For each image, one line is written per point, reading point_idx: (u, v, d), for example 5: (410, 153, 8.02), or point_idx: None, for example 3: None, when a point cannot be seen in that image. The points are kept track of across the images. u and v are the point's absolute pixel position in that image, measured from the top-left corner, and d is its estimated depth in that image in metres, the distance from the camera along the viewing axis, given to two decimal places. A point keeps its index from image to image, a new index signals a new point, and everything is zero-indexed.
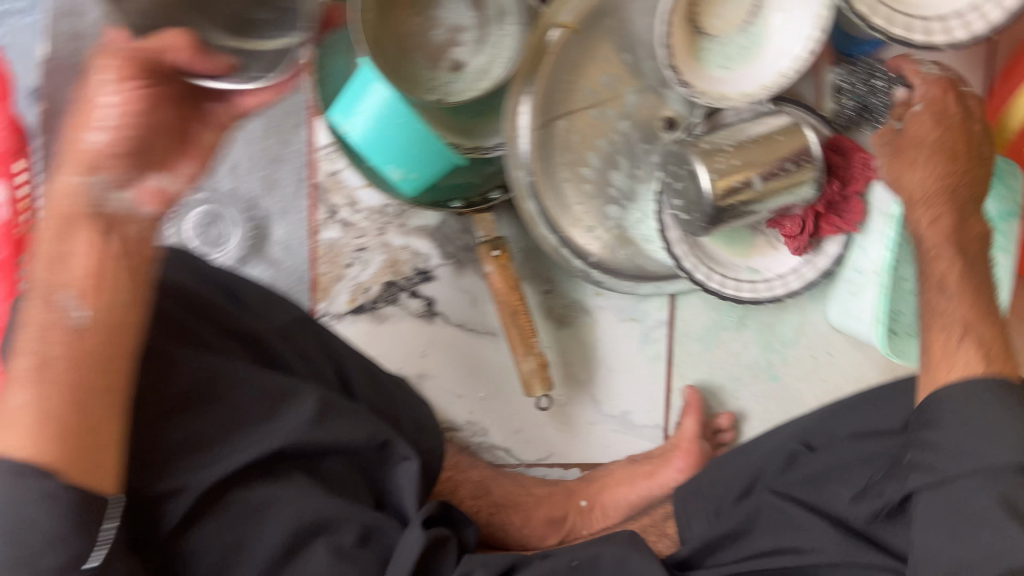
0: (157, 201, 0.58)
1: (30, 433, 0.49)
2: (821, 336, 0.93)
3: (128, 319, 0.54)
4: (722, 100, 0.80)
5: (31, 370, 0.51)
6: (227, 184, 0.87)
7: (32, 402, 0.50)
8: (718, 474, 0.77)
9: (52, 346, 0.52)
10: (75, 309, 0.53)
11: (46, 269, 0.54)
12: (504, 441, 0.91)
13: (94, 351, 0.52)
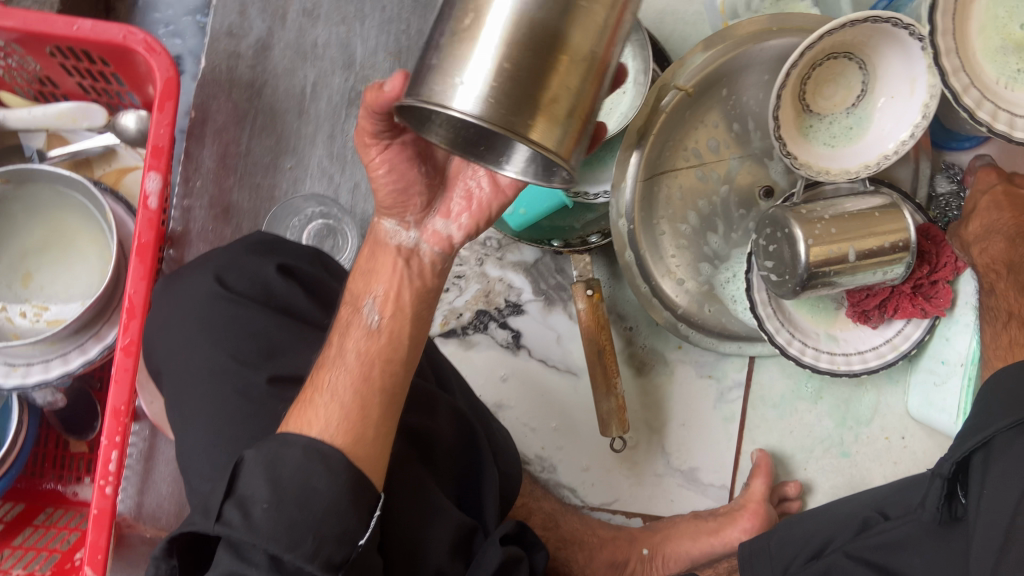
0: (441, 245, 0.69)
1: (337, 419, 0.58)
2: (896, 418, 0.93)
3: (411, 335, 0.66)
4: (824, 174, 0.84)
5: (336, 359, 0.63)
6: (343, 200, 0.90)
7: (337, 396, 0.60)
8: (790, 538, 0.77)
9: (354, 346, 0.63)
10: (374, 316, 0.65)
11: (355, 287, 0.68)
12: (572, 479, 0.93)
13: (386, 358, 0.63)
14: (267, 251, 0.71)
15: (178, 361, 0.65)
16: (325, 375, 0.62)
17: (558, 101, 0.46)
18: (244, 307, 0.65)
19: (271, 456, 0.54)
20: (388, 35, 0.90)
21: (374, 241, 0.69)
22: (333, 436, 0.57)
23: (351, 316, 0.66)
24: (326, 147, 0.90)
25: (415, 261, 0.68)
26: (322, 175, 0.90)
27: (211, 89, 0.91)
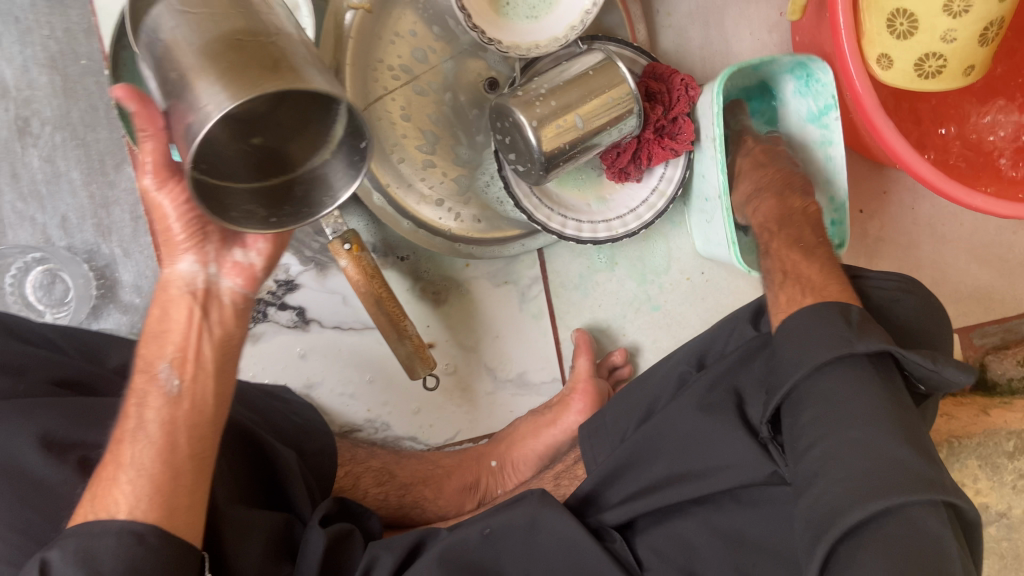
0: (242, 278, 0.57)
1: (145, 493, 0.49)
2: (690, 258, 0.95)
3: (217, 393, 0.55)
4: (535, 49, 0.81)
5: (133, 431, 0.51)
6: (57, 238, 0.82)
7: (143, 469, 0.50)
8: (621, 407, 0.74)
9: (155, 415, 0.52)
10: (173, 379, 0.53)
11: (143, 348, 0.55)
12: (408, 429, 0.91)
13: (191, 422, 0.53)
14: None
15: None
16: (123, 450, 0.51)
17: (278, 61, 0.44)
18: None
19: (81, 550, 0.45)
20: (33, 46, 0.80)
21: (158, 290, 0.56)
22: (139, 517, 0.48)
23: (144, 383, 0.53)
24: (13, 190, 0.81)
25: (212, 302, 0.56)
26: (21, 220, 0.81)
27: None
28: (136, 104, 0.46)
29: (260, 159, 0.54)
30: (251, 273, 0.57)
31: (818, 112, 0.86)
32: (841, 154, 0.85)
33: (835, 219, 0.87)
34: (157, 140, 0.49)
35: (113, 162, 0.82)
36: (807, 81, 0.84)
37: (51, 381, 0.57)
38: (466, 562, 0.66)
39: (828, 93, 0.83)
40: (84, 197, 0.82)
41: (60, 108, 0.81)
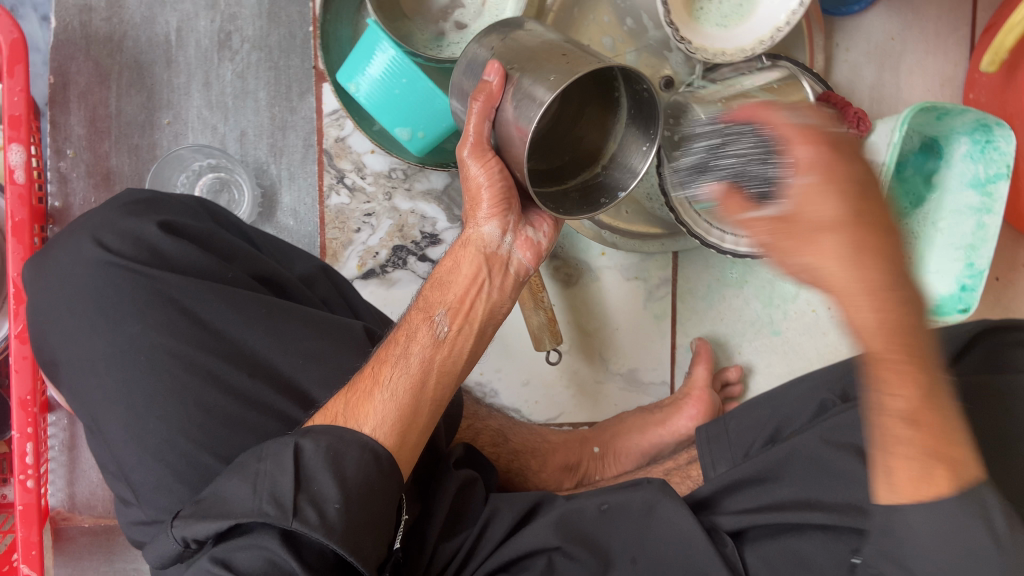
0: (531, 253, 0.61)
1: (392, 417, 0.54)
2: (819, 291, 0.95)
3: (472, 351, 0.61)
4: (721, 56, 0.82)
5: (398, 359, 0.57)
6: (233, 150, 0.86)
7: (396, 396, 0.55)
8: (745, 421, 0.73)
9: (419, 350, 0.58)
10: (442, 327, 0.59)
11: (426, 291, 0.61)
12: (514, 401, 0.92)
13: (440, 367, 0.58)
14: (149, 210, 0.60)
15: (77, 349, 0.56)
16: (383, 370, 0.56)
17: (582, 56, 0.51)
18: (140, 276, 0.57)
19: (332, 452, 0.50)
20: None
21: (457, 243, 0.61)
22: (379, 436, 0.53)
23: (419, 320, 0.59)
24: (203, 96, 0.85)
25: (501, 267, 0.61)
26: (204, 126, 0.85)
27: (66, 49, 0.83)
28: (501, 83, 0.53)
29: (550, 170, 0.61)
30: (539, 250, 0.62)
31: (985, 179, 0.85)
32: (997, 223, 0.84)
33: (965, 284, 0.86)
34: (488, 118, 0.55)
35: (297, 89, 0.86)
36: (982, 148, 0.84)
37: (254, 274, 0.62)
38: (580, 535, 0.63)
39: (1004, 161, 0.83)
40: (265, 117, 0.86)
41: (262, 30, 0.85)
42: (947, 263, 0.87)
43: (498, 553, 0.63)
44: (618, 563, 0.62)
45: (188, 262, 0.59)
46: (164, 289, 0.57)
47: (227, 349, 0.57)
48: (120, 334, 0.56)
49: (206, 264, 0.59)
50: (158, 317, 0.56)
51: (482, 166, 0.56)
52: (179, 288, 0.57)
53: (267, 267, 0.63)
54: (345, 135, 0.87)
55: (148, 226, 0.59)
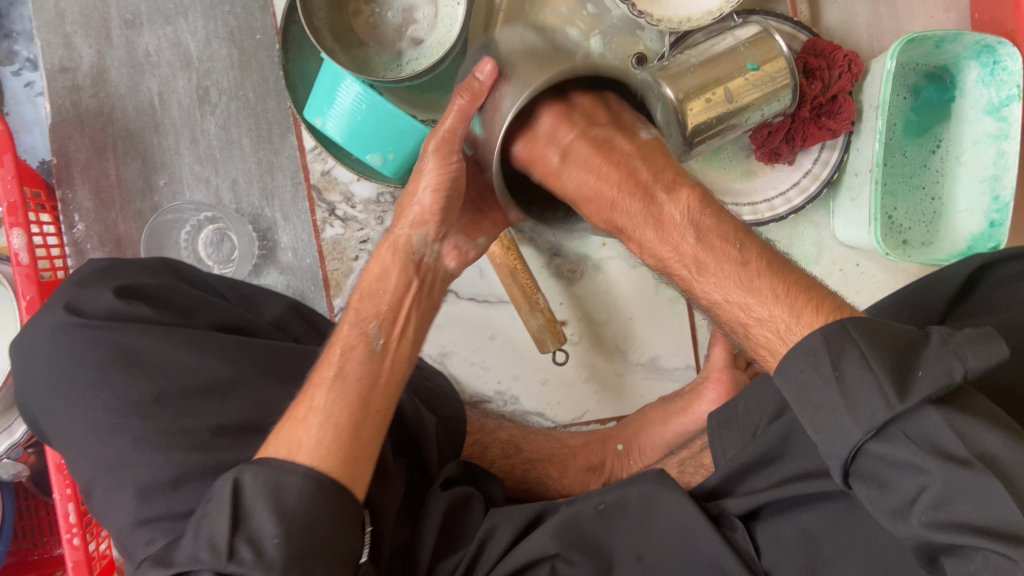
0: (458, 259, 0.65)
1: (329, 441, 0.52)
2: (844, 249, 0.89)
3: (411, 358, 0.59)
4: (686, 22, 0.79)
5: (333, 378, 0.55)
6: (227, 200, 0.89)
7: (332, 416, 0.53)
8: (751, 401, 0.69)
9: (356, 367, 0.56)
10: (377, 337, 0.58)
11: (355, 303, 0.60)
12: (536, 406, 0.91)
13: (387, 382, 0.57)
14: (109, 277, 0.61)
15: (57, 425, 0.57)
16: (320, 391, 0.55)
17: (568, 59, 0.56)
18: (100, 335, 0.57)
19: (270, 486, 0.49)
20: (216, 21, 0.88)
21: (382, 244, 0.62)
22: (320, 465, 0.51)
23: (355, 337, 0.57)
24: (192, 152, 0.88)
25: (429, 274, 0.62)
26: (198, 181, 0.89)
27: (64, 130, 0.89)
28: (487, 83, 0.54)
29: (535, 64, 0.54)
30: (463, 257, 0.65)
31: (998, 104, 0.79)
32: (1017, 147, 0.78)
33: (994, 220, 0.80)
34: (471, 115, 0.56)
35: (278, 131, 0.89)
36: (991, 70, 0.79)
37: (218, 325, 0.62)
38: (582, 538, 0.65)
39: (1015, 82, 0.78)
40: (252, 162, 0.89)
41: (238, 80, 0.88)
42: (973, 200, 0.82)
43: (500, 565, 0.65)
44: (624, 564, 0.64)
45: (149, 322, 0.58)
46: (123, 351, 0.57)
47: (194, 397, 0.56)
48: (89, 399, 0.56)
49: (165, 323, 0.59)
50: (119, 376, 0.56)
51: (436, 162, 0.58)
52: (139, 347, 0.57)
53: (230, 317, 0.63)
54: (329, 168, 0.88)
55: (107, 294, 0.59)
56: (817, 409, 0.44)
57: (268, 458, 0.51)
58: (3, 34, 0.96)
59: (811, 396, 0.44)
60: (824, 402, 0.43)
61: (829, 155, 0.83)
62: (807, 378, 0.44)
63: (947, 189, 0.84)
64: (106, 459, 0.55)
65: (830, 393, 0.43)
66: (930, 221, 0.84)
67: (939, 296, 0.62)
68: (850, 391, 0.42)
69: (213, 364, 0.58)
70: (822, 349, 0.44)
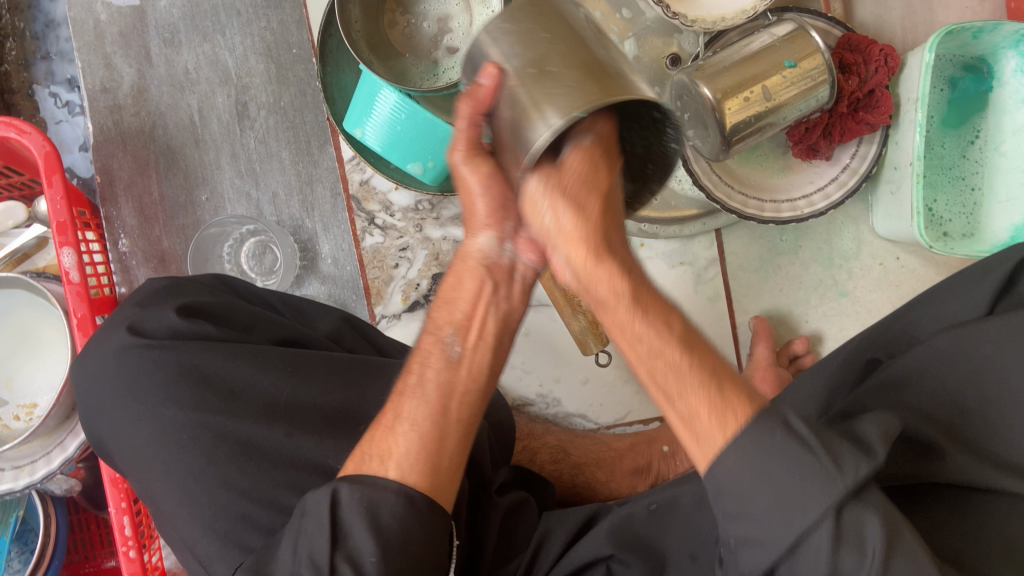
0: (537, 254, 0.58)
1: (415, 450, 0.51)
2: (883, 242, 0.89)
3: (492, 363, 0.57)
4: (720, 22, 0.79)
5: (414, 387, 0.54)
6: (268, 213, 0.90)
7: (417, 425, 0.52)
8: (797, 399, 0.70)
9: (434, 376, 0.54)
10: (453, 344, 0.56)
11: (433, 312, 0.58)
12: (579, 408, 0.91)
13: (465, 390, 0.55)
14: (167, 295, 0.62)
15: (120, 439, 0.58)
16: (404, 401, 0.54)
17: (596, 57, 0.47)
18: (158, 353, 0.58)
19: (367, 505, 0.48)
20: (253, 37, 0.89)
21: (458, 259, 0.59)
22: (407, 478, 0.50)
23: (429, 344, 0.56)
24: (233, 167, 0.90)
25: (505, 278, 0.57)
26: (239, 195, 0.90)
27: (106, 149, 0.90)
28: (490, 88, 0.48)
29: (547, 70, 0.45)
30: (543, 247, 0.58)
31: None
32: None
33: None
34: (480, 119, 0.51)
35: (316, 143, 0.90)
36: None
37: (273, 338, 0.63)
38: (634, 538, 0.65)
39: None
40: (292, 174, 0.90)
41: (276, 94, 0.90)
42: (1015, 190, 0.81)
43: (557, 567, 0.65)
44: (677, 562, 0.64)
45: (207, 338, 0.59)
46: (182, 365, 0.57)
47: (257, 410, 0.57)
48: (152, 416, 0.57)
49: (223, 337, 0.60)
50: (181, 392, 0.57)
51: (473, 174, 0.53)
52: (199, 361, 0.58)
53: (284, 330, 0.64)
54: (368, 177, 0.90)
55: (165, 310, 0.60)
56: (775, 483, 0.41)
57: (354, 474, 0.50)
58: (44, 56, 0.98)
59: (763, 463, 0.41)
60: (796, 466, 0.40)
61: (867, 150, 0.82)
62: (781, 445, 0.41)
63: (988, 180, 0.83)
64: (170, 471, 0.55)
65: (803, 457, 0.40)
66: (971, 212, 0.84)
67: (984, 286, 0.60)
68: (827, 452, 0.41)
69: (273, 377, 0.58)
70: (794, 417, 0.42)
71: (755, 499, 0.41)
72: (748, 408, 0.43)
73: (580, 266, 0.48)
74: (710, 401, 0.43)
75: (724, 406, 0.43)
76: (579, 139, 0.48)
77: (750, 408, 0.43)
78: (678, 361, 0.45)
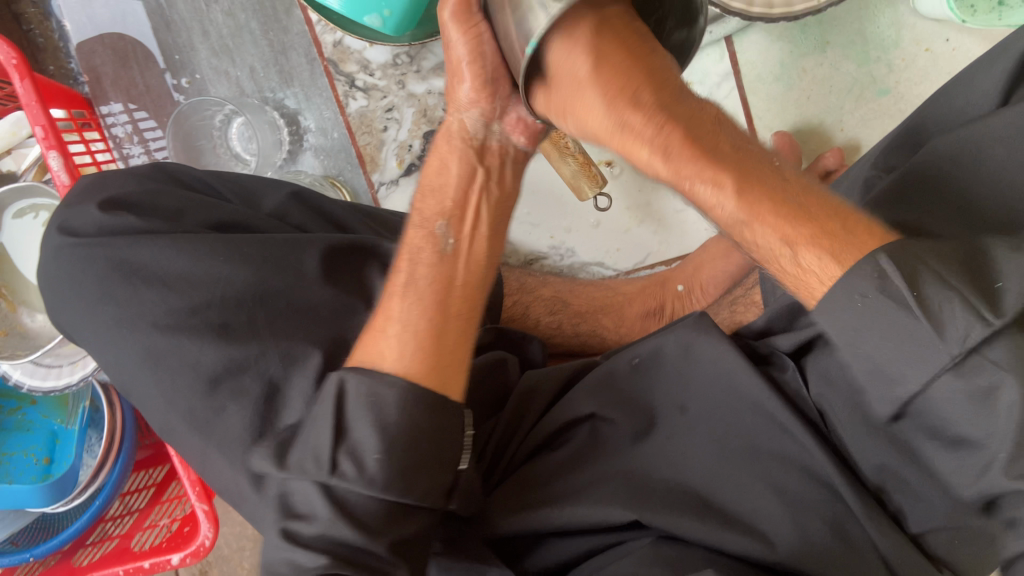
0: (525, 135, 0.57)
1: (411, 347, 0.48)
2: (929, 22, 0.75)
3: (490, 255, 0.55)
4: None
5: (405, 284, 0.51)
6: (249, 89, 0.87)
7: (407, 322, 0.49)
8: None
9: (426, 271, 0.52)
10: (446, 236, 0.53)
11: (420, 203, 0.56)
12: (595, 256, 0.86)
13: (463, 286, 0.52)
14: (94, 190, 0.62)
15: (87, 334, 0.60)
16: (392, 302, 0.51)
17: None
18: (96, 250, 0.58)
19: (370, 396, 0.45)
20: None
21: (441, 135, 0.57)
22: (408, 370, 0.47)
23: (422, 240, 0.53)
24: (206, 46, 0.87)
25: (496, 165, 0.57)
26: (218, 75, 0.87)
27: (86, 46, 0.89)
28: None
29: None
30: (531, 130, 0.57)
31: None
32: None
33: None
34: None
35: (283, 7, 0.85)
36: None
37: (208, 223, 0.62)
38: (618, 393, 0.63)
39: None
40: (265, 45, 0.86)
41: None
42: None
43: (534, 430, 0.64)
44: (667, 416, 0.60)
45: (132, 230, 0.59)
46: (117, 257, 0.58)
47: (200, 293, 0.58)
48: (102, 309, 0.58)
49: (148, 228, 0.60)
50: (122, 284, 0.58)
51: (466, 38, 0.50)
52: (130, 252, 0.58)
53: (219, 214, 0.63)
54: (340, 38, 0.85)
55: (93, 207, 0.60)
56: (890, 337, 0.39)
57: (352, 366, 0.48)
58: None
59: (896, 338, 0.39)
60: (898, 331, 0.38)
61: None
62: (876, 307, 0.39)
63: None
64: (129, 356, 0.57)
65: (907, 321, 0.38)
66: None
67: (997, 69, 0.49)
68: (931, 315, 0.37)
69: (205, 264, 0.59)
70: (891, 267, 0.38)
71: (887, 362, 0.40)
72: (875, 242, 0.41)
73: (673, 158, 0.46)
74: (834, 251, 0.41)
75: (834, 250, 0.41)
76: (580, 65, 0.47)
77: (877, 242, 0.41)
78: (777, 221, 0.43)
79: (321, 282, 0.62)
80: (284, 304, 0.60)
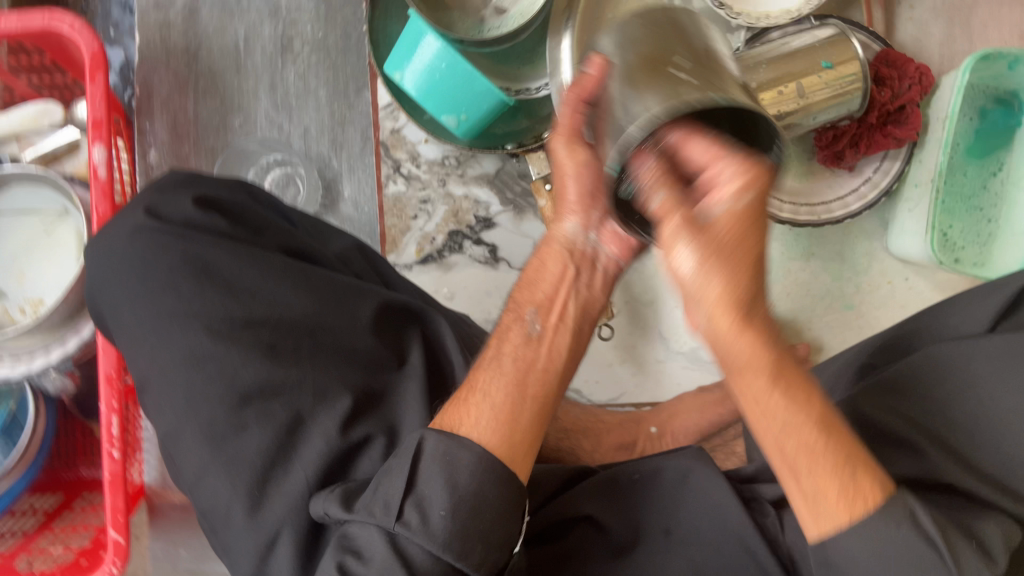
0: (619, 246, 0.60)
1: (488, 417, 0.50)
2: (895, 261, 0.90)
3: (571, 348, 0.56)
4: (765, 18, 0.80)
5: (490, 364, 0.53)
6: (298, 146, 0.92)
7: (489, 397, 0.51)
8: None
9: (511, 351, 0.53)
10: (534, 323, 0.55)
11: (515, 293, 0.58)
12: (574, 382, 0.92)
13: (544, 368, 0.53)
14: (186, 186, 0.64)
15: (126, 319, 0.59)
16: (477, 377, 0.53)
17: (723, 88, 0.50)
18: (173, 241, 0.60)
19: (449, 459, 0.48)
20: None
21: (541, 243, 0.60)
22: (484, 437, 0.49)
23: (510, 322, 0.56)
24: (270, 99, 0.92)
25: (590, 265, 0.59)
26: (272, 125, 0.92)
27: (149, 63, 0.94)
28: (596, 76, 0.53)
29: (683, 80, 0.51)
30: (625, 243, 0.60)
31: None
32: None
33: None
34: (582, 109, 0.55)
35: (354, 86, 0.92)
36: None
37: (282, 246, 0.65)
38: (614, 499, 0.66)
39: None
40: (326, 113, 0.92)
41: (323, 35, 0.92)
42: None
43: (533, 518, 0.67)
44: (652, 536, 0.64)
45: (218, 233, 0.61)
46: (193, 253, 0.59)
47: (261, 308, 0.59)
48: (157, 297, 0.58)
49: (231, 234, 0.62)
50: (187, 279, 0.59)
51: (570, 160, 0.56)
52: (206, 249, 0.60)
53: (294, 241, 0.65)
54: (399, 127, 0.91)
55: (186, 201, 0.62)
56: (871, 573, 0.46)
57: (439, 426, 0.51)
58: None
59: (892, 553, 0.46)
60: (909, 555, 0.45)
61: (891, 165, 0.84)
62: (895, 531, 0.45)
63: (1006, 213, 0.84)
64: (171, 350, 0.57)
65: (923, 557, 0.46)
66: (984, 243, 0.85)
67: (986, 305, 0.61)
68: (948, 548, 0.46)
69: (274, 281, 0.60)
70: (916, 511, 0.46)
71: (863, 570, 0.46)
72: (876, 494, 0.46)
73: (722, 333, 0.44)
74: (842, 486, 0.45)
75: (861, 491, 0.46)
76: (741, 196, 0.44)
77: (877, 494, 0.46)
78: (814, 444, 0.45)
79: (369, 332, 0.64)
80: (335, 340, 0.61)
